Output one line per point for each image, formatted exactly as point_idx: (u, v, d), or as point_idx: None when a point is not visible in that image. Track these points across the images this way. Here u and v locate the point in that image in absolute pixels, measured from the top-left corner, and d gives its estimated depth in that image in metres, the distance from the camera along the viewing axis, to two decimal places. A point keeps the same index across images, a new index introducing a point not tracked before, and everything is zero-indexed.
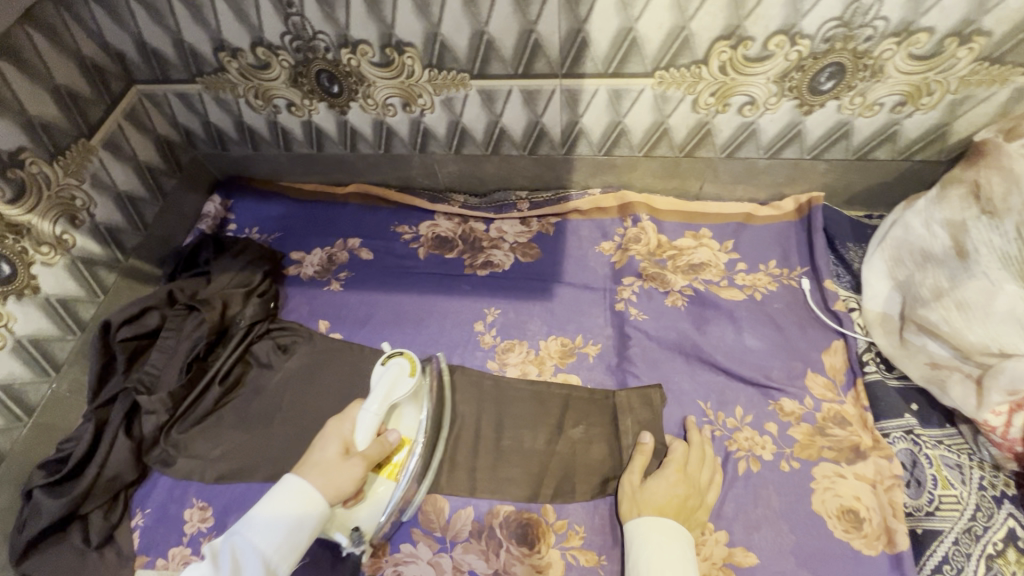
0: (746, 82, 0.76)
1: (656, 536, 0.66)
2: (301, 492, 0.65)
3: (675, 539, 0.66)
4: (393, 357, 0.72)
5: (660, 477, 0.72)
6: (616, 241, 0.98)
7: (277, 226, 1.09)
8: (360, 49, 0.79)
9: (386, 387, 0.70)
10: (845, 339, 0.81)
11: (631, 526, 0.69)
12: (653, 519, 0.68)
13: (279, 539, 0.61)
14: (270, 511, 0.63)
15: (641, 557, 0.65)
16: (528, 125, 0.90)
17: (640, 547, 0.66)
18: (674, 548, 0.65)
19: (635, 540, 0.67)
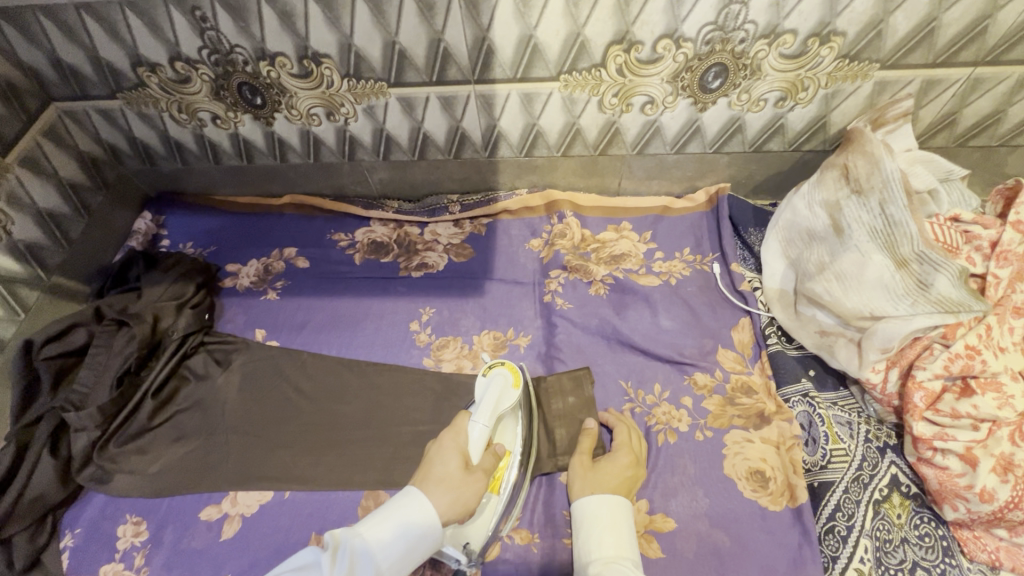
0: (643, 83, 0.83)
1: (606, 512, 0.67)
2: (422, 511, 0.58)
3: (623, 515, 0.68)
4: (496, 369, 0.74)
5: (612, 457, 0.75)
6: (544, 237, 1.03)
7: (212, 240, 1.10)
8: (277, 61, 0.82)
9: (495, 395, 0.71)
10: (750, 316, 0.88)
11: (580, 503, 0.70)
12: (602, 496, 0.69)
13: (394, 554, 0.55)
14: (393, 519, 0.57)
15: (591, 534, 0.66)
16: (450, 130, 0.94)
17: (590, 524, 0.67)
18: (625, 525, 0.66)
19: (586, 517, 0.68)
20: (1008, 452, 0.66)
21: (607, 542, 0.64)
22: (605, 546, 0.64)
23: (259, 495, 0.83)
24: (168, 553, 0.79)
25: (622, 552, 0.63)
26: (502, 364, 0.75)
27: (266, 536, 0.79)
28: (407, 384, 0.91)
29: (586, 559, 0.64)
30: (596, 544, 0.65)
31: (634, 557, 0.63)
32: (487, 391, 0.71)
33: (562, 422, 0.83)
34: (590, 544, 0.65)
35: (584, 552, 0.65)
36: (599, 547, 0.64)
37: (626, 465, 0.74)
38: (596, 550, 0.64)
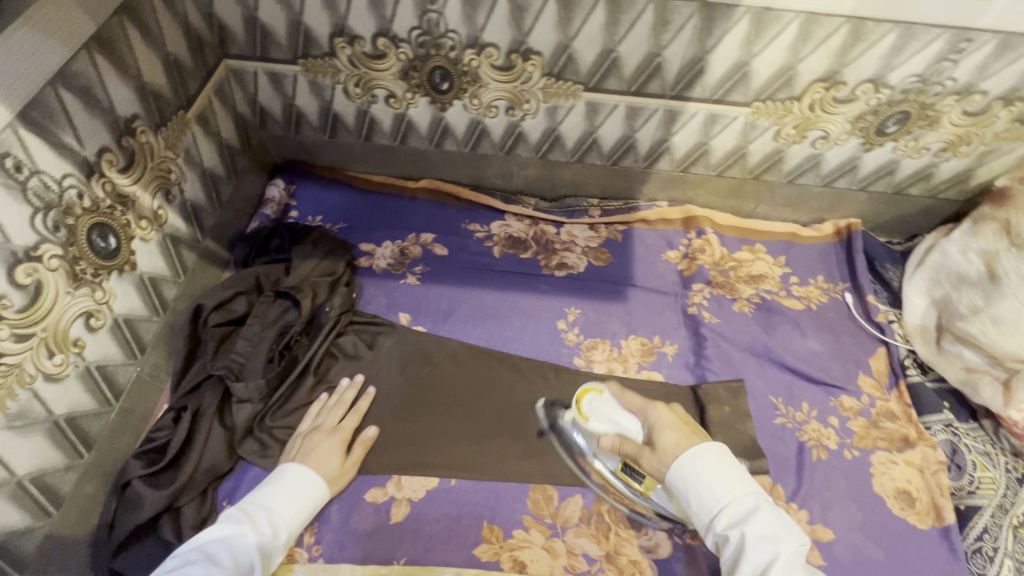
0: (826, 119, 0.88)
1: (708, 465, 0.66)
2: (307, 472, 0.74)
3: (721, 453, 0.67)
4: (580, 403, 0.79)
5: (658, 423, 0.73)
6: (681, 250, 1.07)
7: (341, 216, 1.08)
8: (486, 52, 0.82)
9: (610, 412, 0.77)
10: (887, 346, 0.94)
11: (678, 470, 0.66)
12: (697, 454, 0.67)
13: (296, 508, 0.70)
14: (284, 483, 0.72)
15: (701, 490, 0.65)
16: (621, 139, 0.96)
17: (696, 480, 0.65)
18: (729, 468, 0.66)
19: (690, 474, 0.66)
20: None
21: (720, 486, 0.64)
22: (720, 495, 0.64)
23: (424, 481, 0.83)
24: (337, 532, 0.77)
25: (738, 493, 0.64)
26: (580, 397, 0.79)
27: (437, 521, 0.79)
28: (560, 382, 0.92)
29: (708, 515, 0.63)
30: (710, 492, 0.64)
31: (754, 492, 0.64)
32: (602, 420, 0.77)
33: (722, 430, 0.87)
34: (703, 497, 0.64)
35: (701, 508, 0.64)
36: (716, 498, 0.64)
37: (677, 423, 0.72)
38: (714, 502, 0.63)
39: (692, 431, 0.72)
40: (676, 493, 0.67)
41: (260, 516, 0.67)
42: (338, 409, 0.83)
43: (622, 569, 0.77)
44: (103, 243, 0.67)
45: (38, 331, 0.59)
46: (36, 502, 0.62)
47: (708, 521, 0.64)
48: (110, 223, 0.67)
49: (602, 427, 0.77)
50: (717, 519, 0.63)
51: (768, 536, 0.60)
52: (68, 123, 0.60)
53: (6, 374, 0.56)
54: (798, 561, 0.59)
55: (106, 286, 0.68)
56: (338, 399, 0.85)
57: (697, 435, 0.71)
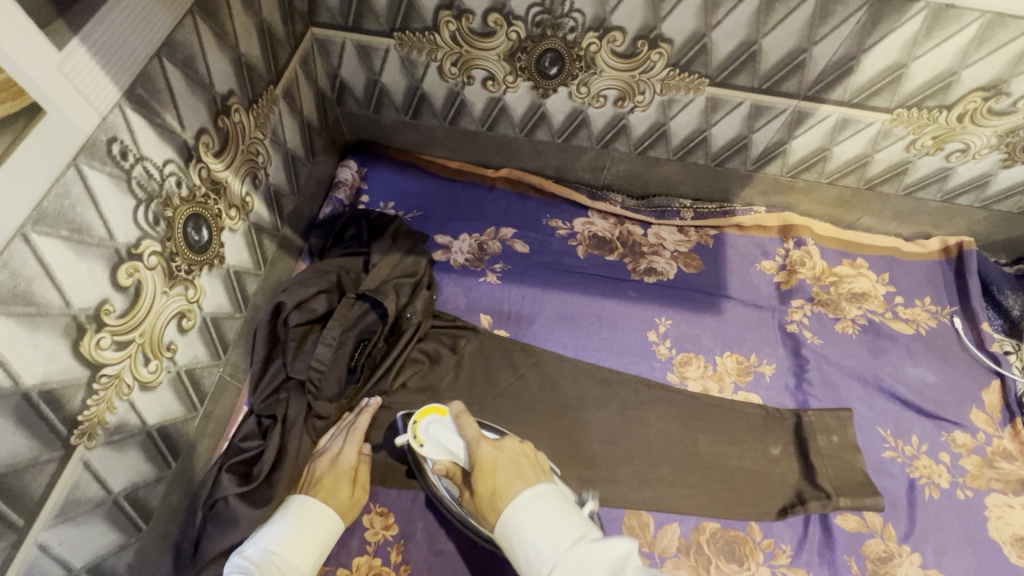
0: (972, 132, 0.80)
1: (530, 510, 0.57)
2: (315, 503, 0.66)
3: (547, 498, 0.58)
4: (420, 425, 0.72)
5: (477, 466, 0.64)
6: (777, 261, 1.00)
7: (415, 204, 1.00)
8: (609, 36, 0.74)
9: (440, 438, 0.70)
10: (1002, 379, 0.88)
11: (504, 528, 0.57)
12: (518, 501, 0.58)
13: (308, 547, 0.62)
14: (292, 521, 0.64)
15: (531, 542, 0.55)
16: (734, 139, 0.88)
17: (523, 532, 0.56)
18: (558, 511, 0.57)
19: (520, 526, 0.56)
20: None
21: (542, 540, 0.54)
22: (548, 542, 0.54)
23: None
24: (426, 552, 0.73)
25: (568, 539, 0.54)
26: (417, 420, 0.73)
27: None
28: (652, 399, 0.87)
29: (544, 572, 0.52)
30: (537, 548, 0.54)
31: (587, 537, 0.54)
32: (438, 446, 0.70)
33: (828, 461, 0.82)
34: (531, 554, 0.54)
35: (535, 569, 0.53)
36: (548, 549, 0.54)
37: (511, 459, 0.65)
38: (540, 561, 0.53)
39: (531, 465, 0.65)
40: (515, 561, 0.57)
41: (268, 565, 0.59)
42: (346, 435, 0.75)
43: None
44: (197, 236, 0.60)
45: (136, 336, 0.52)
46: (127, 518, 0.57)
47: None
48: (204, 214, 0.61)
49: (438, 455, 0.70)
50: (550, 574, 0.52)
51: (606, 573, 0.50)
52: (171, 101, 0.53)
53: (107, 387, 0.50)
54: None
55: (197, 283, 0.62)
56: (342, 425, 0.76)
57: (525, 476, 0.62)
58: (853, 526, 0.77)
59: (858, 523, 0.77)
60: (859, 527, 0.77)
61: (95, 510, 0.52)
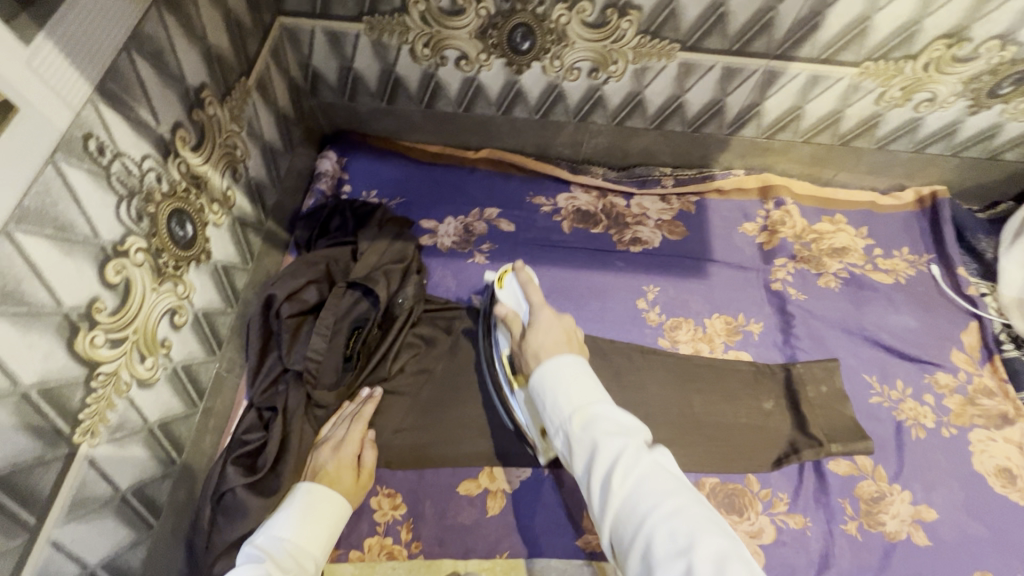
0: (938, 80, 0.82)
1: (564, 368, 0.62)
2: (320, 491, 0.66)
3: (579, 367, 0.63)
4: (507, 275, 0.84)
5: (537, 323, 0.73)
6: (758, 222, 1.02)
7: (398, 191, 1.01)
8: (578, 6, 0.74)
9: (521, 292, 0.80)
10: (979, 320, 0.91)
11: (538, 376, 0.63)
12: (556, 361, 0.63)
13: (318, 533, 0.63)
14: (301, 508, 0.64)
15: (557, 394, 0.61)
16: (709, 103, 0.89)
17: (553, 384, 0.61)
18: (586, 375, 0.62)
19: (553, 381, 0.62)
20: None
21: (573, 395, 0.60)
22: (572, 398, 0.60)
23: (518, 472, 0.79)
24: (436, 528, 0.75)
25: (593, 397, 0.59)
26: (506, 270, 0.84)
27: (536, 514, 0.76)
28: (645, 364, 0.89)
29: (562, 419, 0.59)
30: (565, 397, 0.60)
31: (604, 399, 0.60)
32: (514, 296, 0.81)
33: (818, 410, 0.84)
34: (557, 402, 0.60)
35: (555, 415, 0.60)
36: (569, 403, 0.60)
37: (553, 328, 0.71)
38: (566, 407, 0.59)
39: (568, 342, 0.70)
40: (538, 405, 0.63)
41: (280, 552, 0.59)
42: (345, 425, 0.75)
43: None
44: (182, 232, 0.60)
45: (130, 333, 0.53)
46: (137, 515, 0.58)
47: (560, 434, 0.59)
48: (187, 210, 0.61)
49: (508, 301, 0.81)
50: (567, 426, 0.58)
51: (618, 431, 0.56)
52: (144, 95, 0.52)
53: (105, 384, 0.50)
54: (648, 460, 0.53)
55: (186, 279, 0.62)
56: (342, 415, 0.76)
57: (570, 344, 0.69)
58: (845, 470, 0.80)
59: (849, 467, 0.81)
60: (850, 470, 0.80)
61: (104, 507, 0.53)
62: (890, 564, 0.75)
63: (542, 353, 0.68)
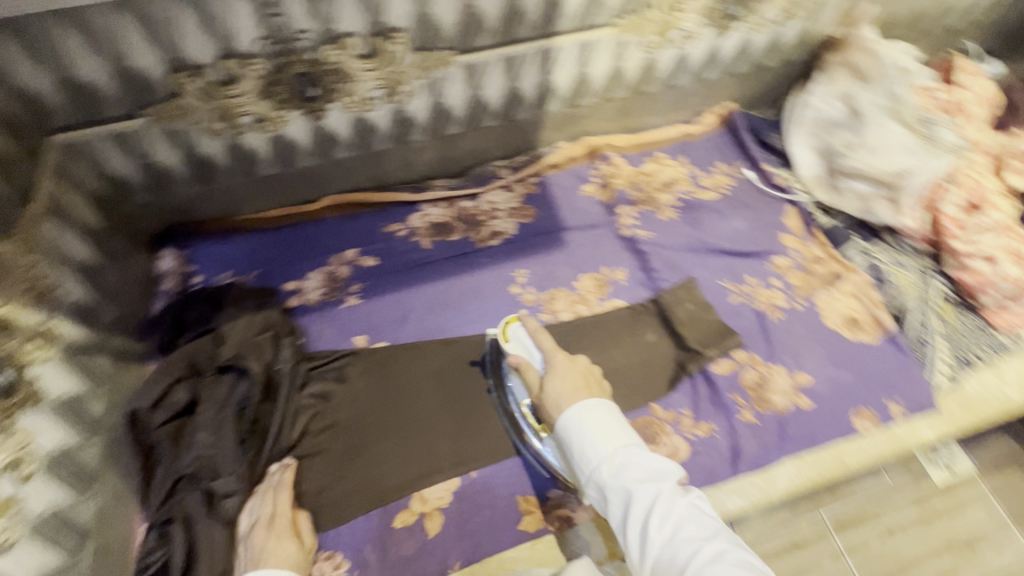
0: (682, 18, 0.94)
1: (587, 416, 0.70)
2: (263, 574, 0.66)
3: (605, 411, 0.71)
4: (512, 326, 0.87)
5: (553, 370, 0.78)
6: (595, 182, 1.10)
7: (252, 263, 1.00)
8: (346, 43, 0.78)
9: (530, 341, 0.84)
10: (794, 203, 1.05)
11: (564, 424, 0.71)
12: (578, 408, 0.71)
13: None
14: None
15: (585, 444, 0.69)
16: (506, 93, 0.96)
17: (578, 433, 0.69)
18: (610, 419, 0.70)
19: (577, 430, 0.70)
20: (1015, 244, 0.90)
21: (600, 445, 0.68)
22: (599, 446, 0.68)
23: (444, 485, 0.82)
24: (382, 568, 0.75)
25: (618, 443, 0.68)
26: (509, 321, 0.87)
27: (479, 513, 0.80)
28: None
29: (590, 470, 0.67)
30: (592, 448, 0.68)
31: (629, 445, 0.68)
32: (523, 344, 0.84)
33: (690, 326, 0.93)
34: (586, 449, 0.69)
35: (585, 463, 0.68)
36: (596, 452, 0.68)
37: (571, 375, 0.77)
38: (594, 457, 0.67)
39: (588, 386, 0.76)
40: (565, 451, 0.72)
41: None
42: (275, 495, 0.75)
43: None
44: None
45: None
46: None
47: (593, 481, 0.68)
48: None
49: (518, 352, 0.84)
50: (599, 473, 0.67)
51: (648, 477, 0.64)
52: None
53: None
54: (677, 499, 0.63)
55: (18, 428, 0.59)
56: (271, 483, 0.76)
57: (589, 389, 0.75)
58: (728, 368, 0.89)
59: (730, 364, 0.89)
60: (732, 367, 0.89)
61: None
62: (786, 435, 0.85)
63: (561, 401, 0.74)
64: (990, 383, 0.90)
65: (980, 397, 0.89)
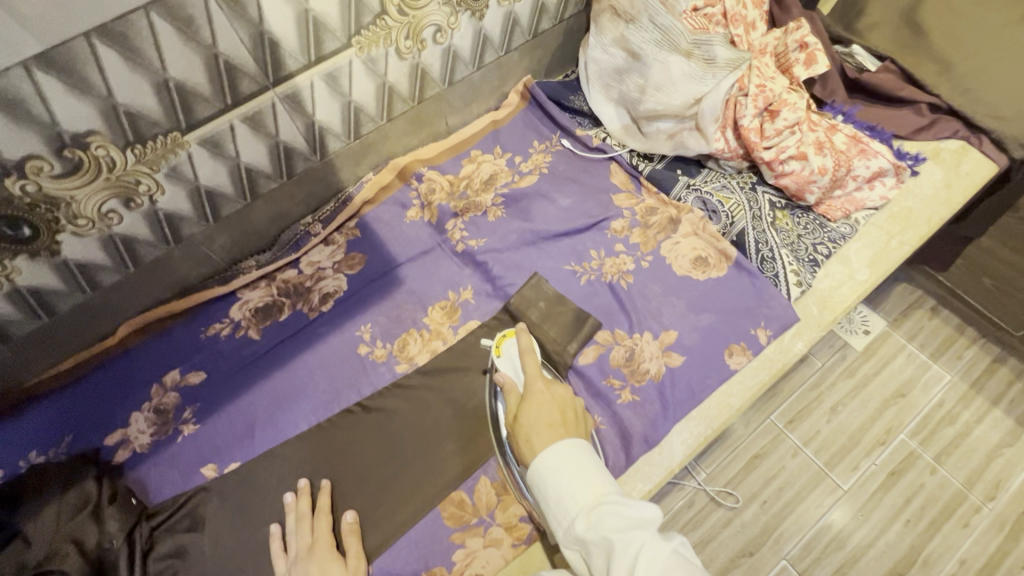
0: (426, 14, 0.85)
1: (566, 459, 0.64)
2: None
3: (584, 454, 0.65)
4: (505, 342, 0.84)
5: (533, 398, 0.72)
6: (417, 204, 1.02)
7: (60, 432, 0.85)
8: (29, 167, 0.65)
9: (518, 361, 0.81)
10: (614, 160, 1.01)
11: (537, 468, 0.64)
12: (551, 451, 0.65)
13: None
14: None
15: (562, 492, 0.62)
16: (271, 151, 0.86)
17: (554, 482, 0.63)
18: (590, 462, 0.64)
19: (551, 477, 0.63)
20: (815, 136, 0.91)
21: (577, 493, 0.62)
22: (578, 495, 0.61)
23: None
24: None
25: (597, 492, 0.61)
26: (506, 334, 0.85)
27: None
28: (402, 398, 0.86)
29: (569, 520, 0.61)
30: (570, 497, 0.62)
31: (609, 492, 0.62)
32: (512, 362, 0.82)
33: (548, 323, 0.87)
34: (563, 499, 0.62)
35: (563, 512, 0.62)
36: (573, 501, 0.62)
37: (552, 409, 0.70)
38: (572, 506, 0.61)
39: (566, 422, 0.69)
40: (542, 502, 0.65)
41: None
42: (306, 523, 0.74)
43: None
44: None
45: None
46: None
47: (572, 534, 0.61)
48: None
49: (506, 369, 0.81)
50: (578, 525, 0.60)
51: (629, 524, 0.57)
52: None
53: None
54: (663, 550, 0.55)
55: None
56: (300, 511, 0.76)
57: (566, 425, 0.68)
58: (594, 354, 0.85)
59: (596, 349, 0.85)
60: (598, 351, 0.85)
61: None
62: (668, 401, 0.81)
63: (531, 438, 0.68)
64: (840, 274, 0.91)
65: (835, 290, 0.90)
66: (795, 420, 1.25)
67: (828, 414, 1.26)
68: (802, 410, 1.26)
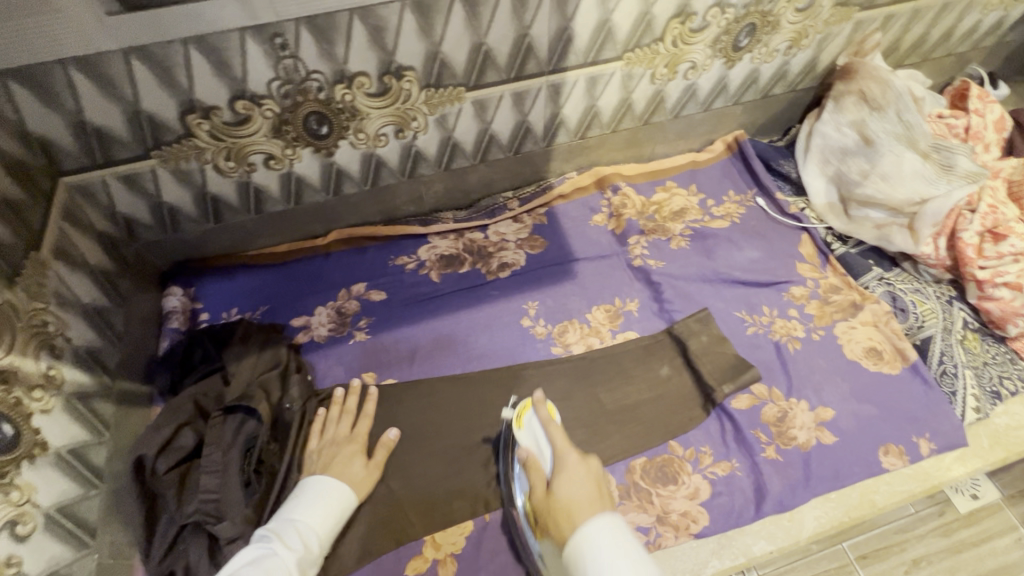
0: (690, 50, 0.93)
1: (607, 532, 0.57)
2: (332, 481, 0.74)
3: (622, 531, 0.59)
4: (527, 414, 0.78)
5: (563, 471, 0.68)
6: (605, 211, 1.08)
7: (258, 300, 0.97)
8: (356, 82, 0.78)
9: (540, 433, 0.75)
10: (807, 232, 1.03)
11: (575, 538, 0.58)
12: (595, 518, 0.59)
13: (325, 518, 0.71)
14: (322, 498, 0.72)
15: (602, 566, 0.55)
16: (515, 126, 0.96)
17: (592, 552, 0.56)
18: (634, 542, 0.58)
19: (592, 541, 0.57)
20: None
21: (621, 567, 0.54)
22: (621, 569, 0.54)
23: (459, 530, 0.78)
24: None
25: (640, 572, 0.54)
26: (527, 406, 0.79)
27: (495, 556, 0.77)
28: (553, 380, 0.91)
29: None
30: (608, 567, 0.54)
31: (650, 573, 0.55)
32: (533, 435, 0.76)
33: (707, 357, 0.91)
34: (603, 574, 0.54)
35: None
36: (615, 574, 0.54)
37: (585, 479, 0.66)
38: None
39: (602, 495, 0.65)
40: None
41: (289, 530, 0.67)
42: (347, 418, 0.83)
43: (677, 525, 0.77)
44: None
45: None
46: None
47: None
48: None
49: (527, 443, 0.76)
50: None
51: None
52: None
53: None
54: None
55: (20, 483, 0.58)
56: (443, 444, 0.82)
57: (603, 500, 0.63)
58: (747, 403, 0.86)
59: (750, 400, 0.87)
60: (752, 402, 0.86)
61: None
62: (812, 472, 0.81)
63: (573, 511, 0.62)
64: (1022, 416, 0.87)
65: (1014, 430, 0.86)
66: (868, 557, 1.06)
67: (907, 565, 1.06)
68: (882, 549, 1.07)
